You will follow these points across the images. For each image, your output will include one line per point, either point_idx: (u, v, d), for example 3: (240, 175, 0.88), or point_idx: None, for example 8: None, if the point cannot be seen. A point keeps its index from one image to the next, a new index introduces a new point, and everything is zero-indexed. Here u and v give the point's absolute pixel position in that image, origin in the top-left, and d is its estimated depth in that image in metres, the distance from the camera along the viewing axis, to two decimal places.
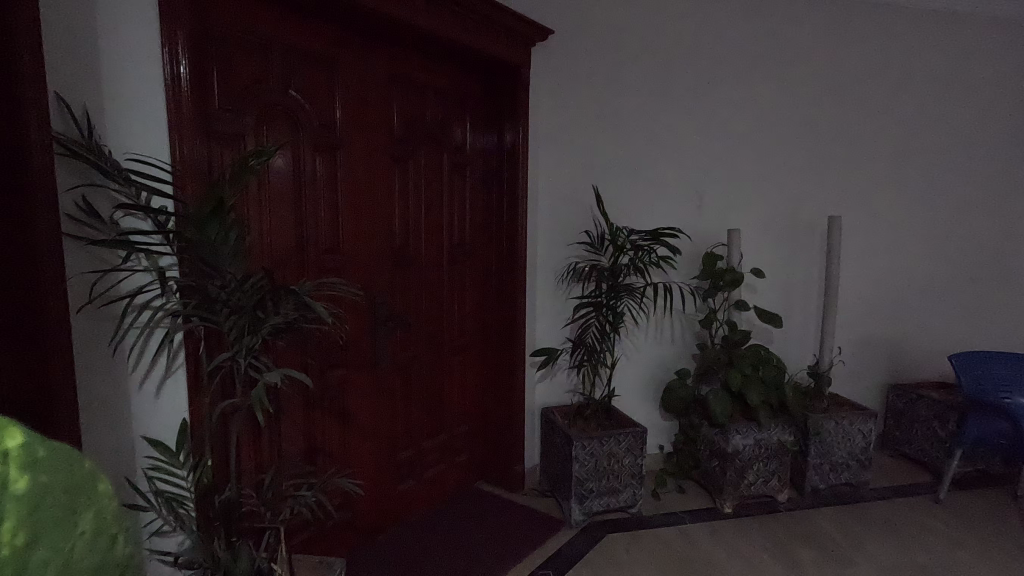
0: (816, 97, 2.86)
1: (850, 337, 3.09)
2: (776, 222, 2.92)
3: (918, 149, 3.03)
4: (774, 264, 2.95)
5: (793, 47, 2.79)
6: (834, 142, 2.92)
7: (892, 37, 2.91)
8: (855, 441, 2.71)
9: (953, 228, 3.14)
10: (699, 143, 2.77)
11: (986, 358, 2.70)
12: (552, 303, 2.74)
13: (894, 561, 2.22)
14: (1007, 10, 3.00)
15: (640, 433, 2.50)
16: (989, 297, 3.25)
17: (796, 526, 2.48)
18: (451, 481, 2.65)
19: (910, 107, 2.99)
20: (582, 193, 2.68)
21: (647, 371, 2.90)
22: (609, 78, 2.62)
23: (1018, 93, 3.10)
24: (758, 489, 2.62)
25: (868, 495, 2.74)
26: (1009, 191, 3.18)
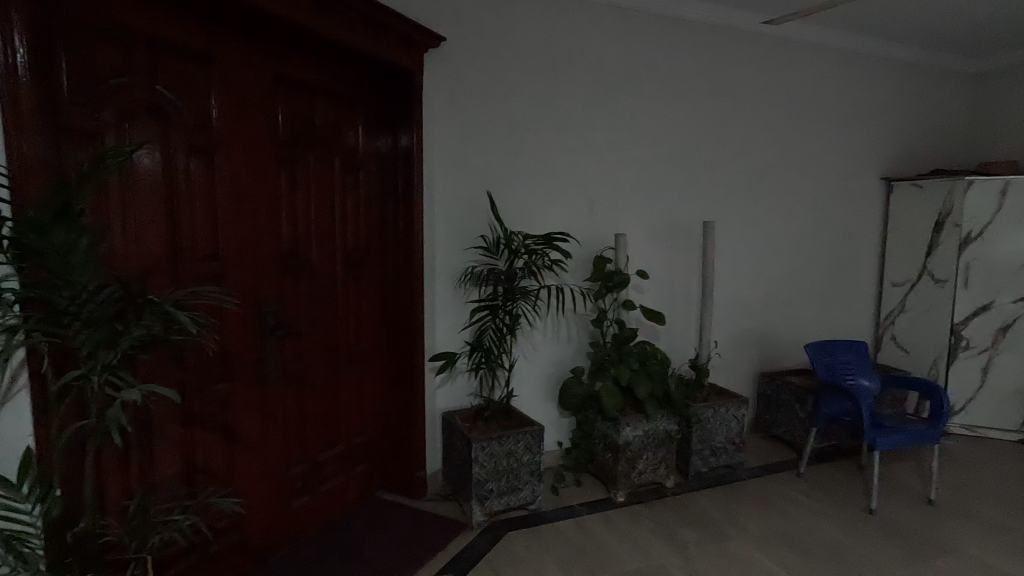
0: (693, 111, 3.12)
1: (725, 331, 3.39)
2: (660, 227, 3.14)
3: (779, 161, 3.39)
4: (657, 266, 3.17)
5: (672, 64, 3.03)
6: (709, 153, 3.20)
7: (755, 60, 3.23)
8: (731, 426, 2.97)
9: (808, 232, 3.55)
10: (587, 151, 2.92)
11: (835, 346, 3.08)
12: (452, 307, 2.75)
13: (760, 532, 2.47)
14: (845, 41, 3.44)
15: (537, 431, 2.58)
16: (837, 292, 3.71)
17: (680, 508, 2.68)
18: (350, 493, 2.57)
19: (771, 123, 3.33)
20: (477, 198, 2.72)
21: (545, 371, 3.00)
22: (503, 86, 2.69)
23: (854, 115, 3.57)
24: (648, 476, 2.79)
25: (743, 474, 3.02)
26: (851, 199, 3.66)
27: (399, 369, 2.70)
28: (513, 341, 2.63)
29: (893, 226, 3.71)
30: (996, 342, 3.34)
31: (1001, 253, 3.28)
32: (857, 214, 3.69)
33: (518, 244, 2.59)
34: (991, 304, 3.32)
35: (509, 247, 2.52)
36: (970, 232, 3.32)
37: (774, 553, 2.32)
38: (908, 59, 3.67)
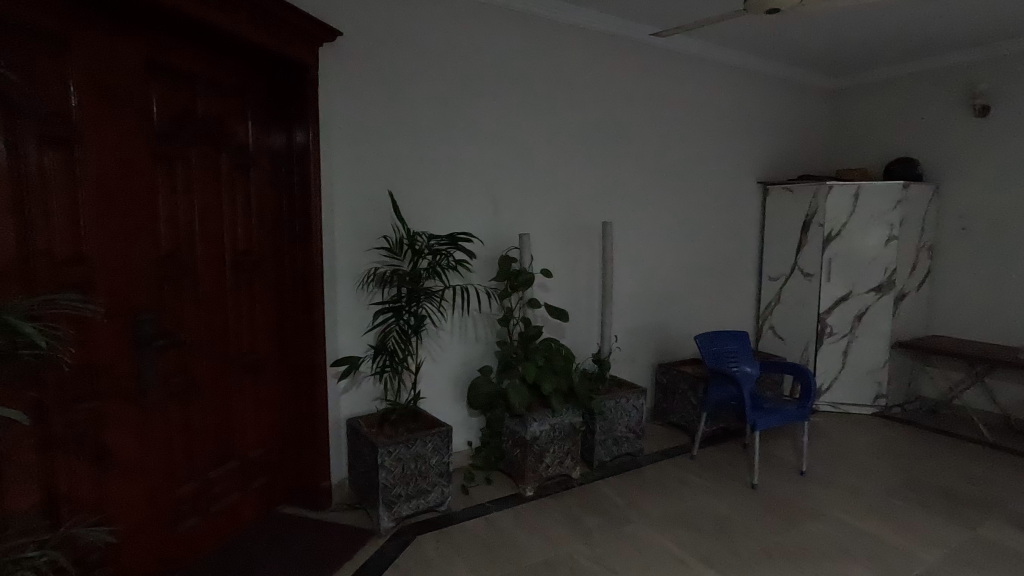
0: (591, 116, 3.26)
1: (625, 326, 3.56)
2: (562, 227, 3.24)
3: (670, 165, 3.63)
4: (561, 265, 3.27)
5: (570, 70, 3.15)
6: (607, 157, 3.35)
7: (645, 70, 3.43)
8: (631, 416, 3.13)
9: (697, 231, 3.82)
10: (490, 152, 2.95)
11: (721, 336, 3.34)
12: (354, 310, 2.66)
13: (658, 514, 2.63)
14: (725, 57, 3.75)
15: (446, 432, 2.57)
16: (723, 287, 4.03)
17: (586, 497, 2.78)
18: (246, 511, 2.42)
19: (662, 129, 3.55)
20: (378, 197, 2.66)
21: (452, 371, 3.00)
22: (403, 84, 2.66)
23: (734, 124, 3.89)
24: (555, 469, 2.87)
25: (643, 461, 3.19)
26: (733, 201, 3.99)
27: (299, 376, 2.58)
28: (418, 343, 2.59)
29: (769, 225, 4.09)
30: (853, 328, 3.79)
31: (855, 249, 3.73)
32: (738, 215, 4.03)
33: (422, 245, 2.56)
34: (848, 294, 3.76)
35: (412, 248, 2.49)
36: (831, 231, 3.73)
37: (671, 532, 2.47)
38: (778, 75, 4.07)
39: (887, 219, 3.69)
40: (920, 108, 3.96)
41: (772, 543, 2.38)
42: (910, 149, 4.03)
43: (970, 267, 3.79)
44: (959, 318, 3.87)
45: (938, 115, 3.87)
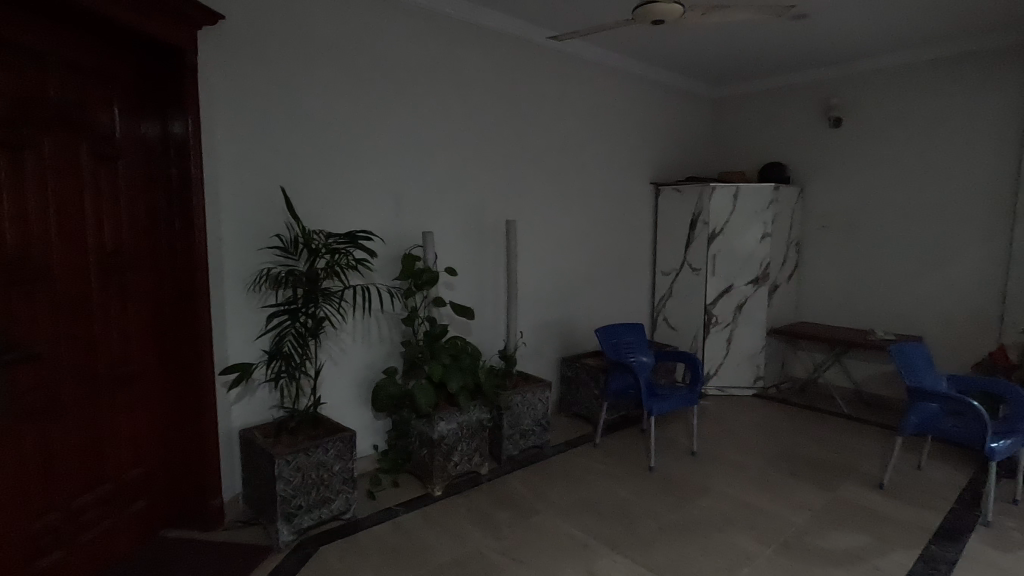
0: (492, 114, 3.29)
1: (530, 322, 3.64)
2: (466, 224, 3.25)
3: (569, 165, 3.76)
4: (466, 263, 3.28)
5: (471, 69, 3.16)
6: (509, 156, 3.41)
7: (544, 71, 3.53)
8: (537, 409, 3.21)
9: (596, 229, 3.99)
10: (390, 148, 2.89)
11: (619, 328, 3.52)
12: (245, 314, 2.50)
13: (563, 502, 2.71)
14: (619, 63, 3.94)
15: (349, 437, 2.49)
16: (622, 282, 4.25)
17: (494, 493, 2.81)
18: (124, 539, 2.19)
19: (561, 130, 3.67)
20: (270, 194, 2.51)
21: (355, 374, 2.90)
22: (296, 75, 2.53)
23: (628, 127, 4.11)
24: (463, 466, 2.88)
25: (549, 452, 3.28)
26: (629, 200, 4.21)
27: (183, 387, 2.37)
28: (317, 346, 2.48)
29: (661, 223, 4.36)
30: (735, 317, 4.14)
31: (736, 245, 4.07)
32: (634, 213, 4.26)
33: (319, 243, 2.45)
34: (731, 287, 4.10)
35: (308, 247, 2.38)
36: (715, 228, 4.05)
37: (576, 519, 2.57)
38: (666, 82, 4.35)
39: (761, 217, 4.07)
40: (786, 118, 4.41)
41: (668, 521, 2.54)
42: (779, 154, 4.48)
43: (829, 260, 4.28)
44: (821, 306, 4.36)
45: (802, 124, 4.32)
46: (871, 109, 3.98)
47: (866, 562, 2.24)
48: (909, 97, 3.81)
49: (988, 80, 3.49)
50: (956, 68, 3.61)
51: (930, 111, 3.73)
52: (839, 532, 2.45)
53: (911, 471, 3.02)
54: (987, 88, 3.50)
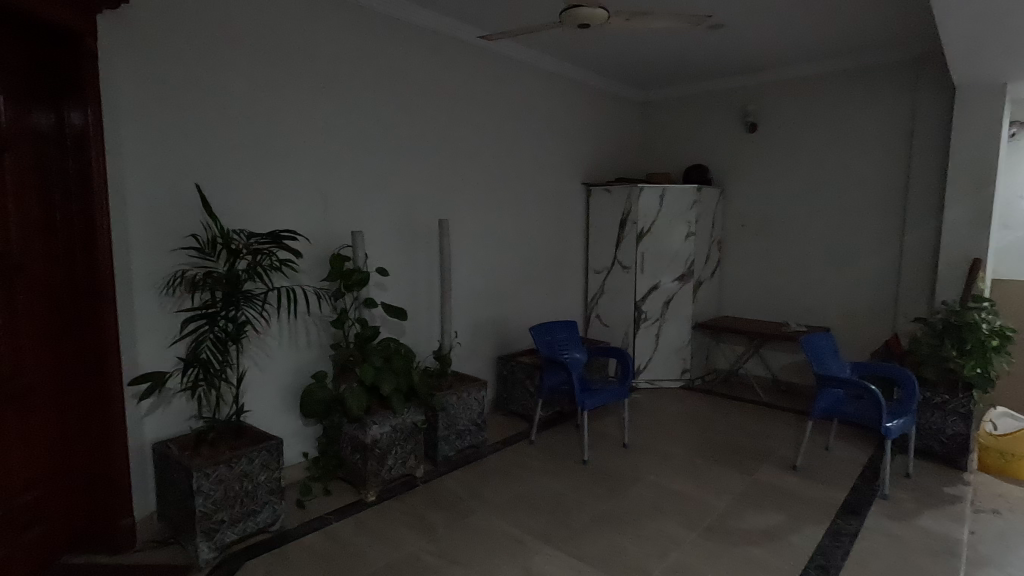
0: (423, 113, 3.25)
1: (465, 321, 3.64)
2: (398, 224, 3.20)
3: (502, 165, 3.78)
4: (398, 263, 3.22)
5: (401, 66, 3.11)
6: (441, 155, 3.38)
7: (476, 71, 3.53)
8: (473, 408, 3.21)
9: (530, 228, 4.04)
10: (317, 146, 2.79)
11: (553, 326, 3.58)
12: (158, 319, 2.34)
13: (499, 500, 2.73)
14: (549, 64, 4.01)
15: (275, 445, 2.39)
16: (555, 280, 4.32)
17: (430, 494, 2.79)
18: (18, 567, 1.99)
19: (493, 129, 3.68)
20: (184, 191, 2.36)
21: (282, 380, 2.79)
22: (211, 66, 2.40)
23: (559, 129, 4.18)
24: (398, 470, 2.83)
25: (486, 451, 3.29)
26: (561, 199, 4.28)
27: (87, 399, 2.19)
28: (239, 352, 2.36)
29: (593, 223, 4.47)
30: (663, 313, 4.31)
31: (663, 244, 4.24)
32: (567, 213, 4.35)
33: (239, 243, 2.33)
34: (658, 284, 4.27)
35: (227, 247, 2.26)
36: (643, 228, 4.20)
37: (511, 515, 2.59)
38: (596, 85, 4.46)
39: (685, 217, 4.26)
40: (707, 122, 4.63)
41: (600, 512, 2.62)
42: (702, 157, 4.70)
43: (747, 257, 4.54)
44: (741, 301, 4.61)
45: (721, 129, 4.57)
46: (782, 116, 4.26)
47: (780, 539, 2.40)
48: (815, 106, 4.10)
49: (882, 92, 3.82)
50: (854, 80, 3.93)
51: (833, 119, 4.04)
52: (756, 513, 2.60)
53: (820, 452, 3.25)
54: (880, 99, 3.84)
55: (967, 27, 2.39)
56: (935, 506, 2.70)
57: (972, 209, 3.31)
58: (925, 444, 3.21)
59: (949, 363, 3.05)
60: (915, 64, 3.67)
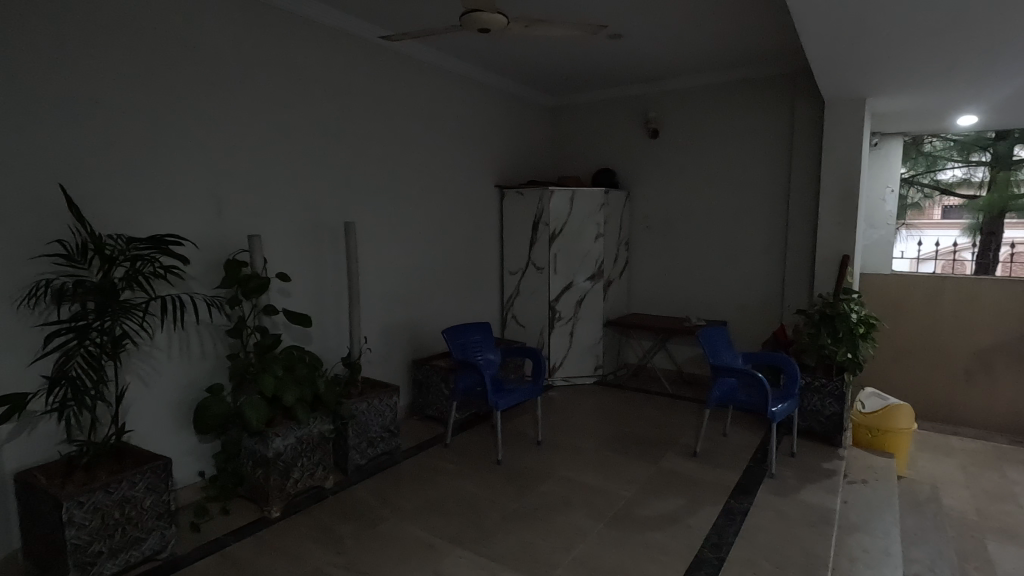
0: (323, 112, 3.15)
1: (375, 326, 3.56)
2: (300, 227, 3.08)
3: (412, 168, 3.75)
4: (301, 268, 3.10)
5: (299, 65, 3.00)
6: (346, 157, 3.30)
7: (380, 72, 3.47)
8: (385, 414, 3.14)
9: (442, 231, 4.02)
10: (205, 144, 2.63)
11: (466, 328, 3.60)
12: (16, 335, 2.10)
13: (411, 506, 2.69)
14: (457, 67, 4.01)
15: (162, 465, 2.22)
16: (469, 283, 4.33)
17: (338, 506, 2.70)
18: None
19: (400, 131, 3.64)
20: (45, 192, 2.14)
21: (171, 395, 2.60)
22: (77, 55, 2.19)
23: (469, 131, 4.20)
24: (304, 483, 2.72)
25: (399, 457, 3.24)
26: (473, 202, 4.30)
27: None
28: (116, 368, 2.17)
29: (506, 225, 4.54)
30: (576, 312, 4.44)
31: (573, 245, 4.36)
32: (479, 215, 4.38)
33: (114, 249, 2.16)
34: (570, 284, 4.39)
35: (100, 253, 2.08)
36: (554, 229, 4.30)
37: (423, 521, 2.56)
38: (504, 90, 4.53)
39: (594, 219, 4.41)
40: (613, 128, 4.83)
41: (511, 510, 2.65)
42: (608, 162, 4.90)
43: (652, 257, 4.78)
44: (648, 299, 4.85)
45: (625, 135, 4.78)
46: (679, 124, 4.52)
47: (679, 522, 2.54)
48: (708, 115, 4.39)
49: (764, 103, 4.16)
50: (741, 91, 4.24)
51: (723, 128, 4.33)
52: (658, 499, 2.74)
53: (717, 438, 3.49)
54: (762, 110, 4.17)
55: (826, 47, 2.65)
56: (815, 480, 2.97)
57: (841, 211, 3.67)
58: (807, 425, 3.51)
59: (825, 349, 3.37)
60: (791, 79, 4.03)
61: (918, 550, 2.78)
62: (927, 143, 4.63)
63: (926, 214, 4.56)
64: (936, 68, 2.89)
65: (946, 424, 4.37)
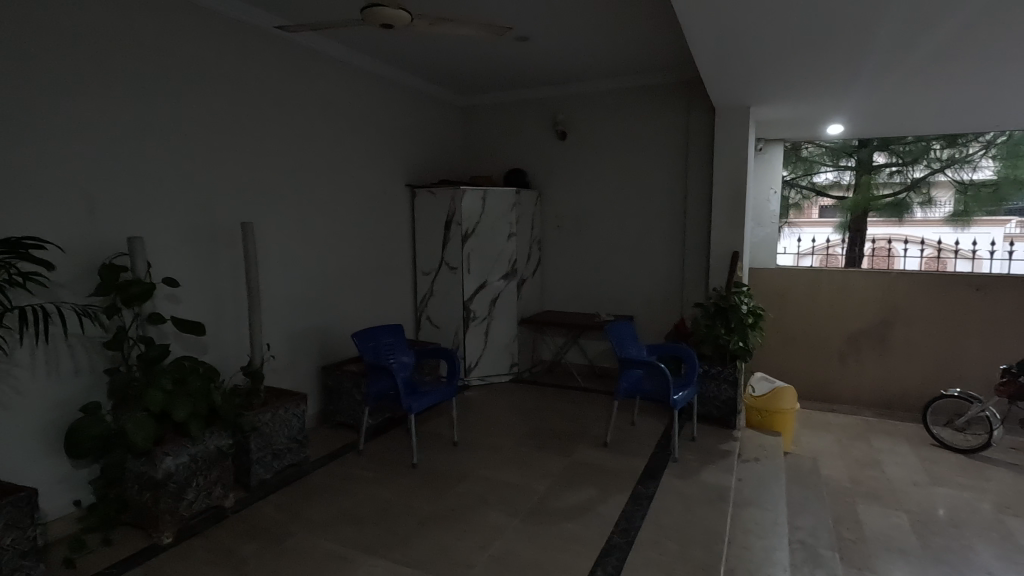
0: (214, 105, 2.93)
1: (279, 332, 3.38)
2: (191, 228, 2.86)
3: (317, 166, 3.59)
4: (192, 272, 2.88)
5: (186, 52, 2.78)
6: (243, 153, 3.10)
7: (278, 64, 3.29)
8: (291, 424, 2.99)
9: (350, 232, 3.89)
10: (73, 137, 2.36)
11: (375, 331, 3.49)
12: None
13: (321, 518, 2.58)
14: (362, 63, 3.89)
15: (26, 496, 1.97)
16: (380, 284, 4.22)
17: (240, 524, 2.53)
18: None
19: (301, 127, 3.47)
20: None
21: (37, 417, 2.31)
22: None
23: (377, 129, 4.09)
24: (200, 503, 2.52)
25: (308, 467, 3.09)
26: (383, 201, 4.20)
27: None
28: None
29: (418, 225, 4.47)
30: (490, 311, 4.45)
31: (487, 244, 4.38)
32: (390, 215, 4.28)
33: None
34: (484, 283, 4.39)
35: None
36: (467, 229, 4.28)
37: (334, 533, 2.46)
38: (413, 88, 4.46)
39: (506, 218, 4.45)
40: (523, 130, 4.91)
41: (427, 513, 2.61)
42: (519, 162, 4.97)
43: (563, 256, 4.91)
44: (560, 296, 4.98)
45: (534, 136, 4.87)
46: (586, 126, 4.68)
47: (591, 511, 2.62)
48: (612, 118, 4.57)
49: (663, 109, 4.39)
50: (641, 97, 4.46)
51: (627, 131, 4.53)
52: (571, 490, 2.82)
53: (626, 427, 3.65)
54: (661, 115, 4.40)
55: (714, 59, 2.85)
56: (713, 462, 3.18)
57: (732, 211, 3.96)
58: (706, 410, 3.77)
59: (720, 339, 3.63)
60: (686, 86, 4.28)
61: (802, 518, 3.06)
62: (804, 149, 5.10)
63: (805, 213, 5.05)
64: (808, 80, 3.18)
65: (823, 402, 4.85)
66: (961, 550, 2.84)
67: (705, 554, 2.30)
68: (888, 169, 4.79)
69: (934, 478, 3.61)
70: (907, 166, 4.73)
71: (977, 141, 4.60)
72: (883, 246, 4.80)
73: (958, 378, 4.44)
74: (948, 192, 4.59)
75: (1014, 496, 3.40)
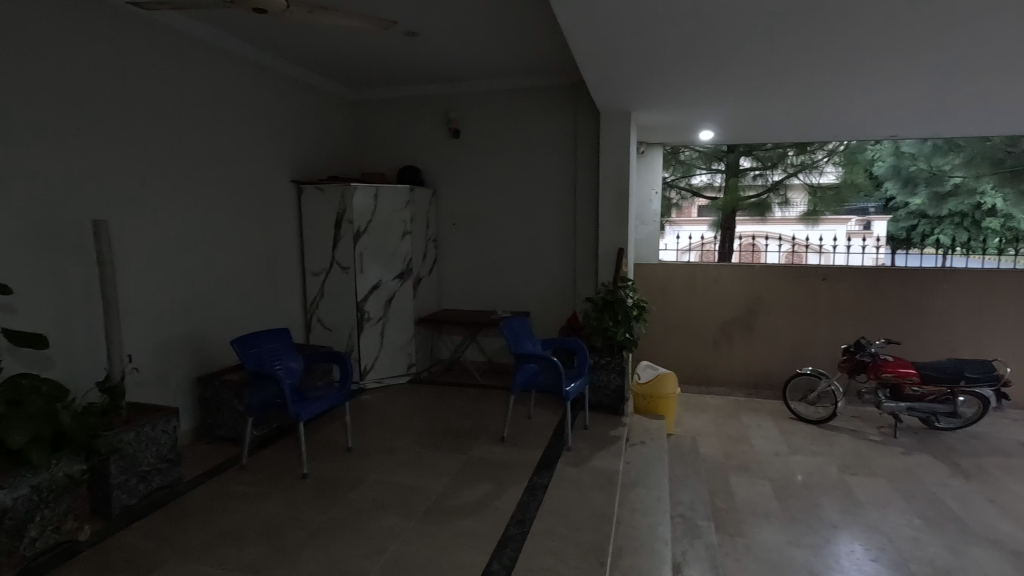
0: (55, 86, 2.58)
1: (144, 342, 3.06)
2: (27, 227, 2.49)
3: (187, 159, 3.30)
4: (31, 277, 2.52)
5: (18, 23, 2.42)
6: (95, 142, 2.77)
7: (136, 44, 2.97)
8: (160, 442, 2.72)
9: (227, 231, 3.61)
10: None
11: (257, 337, 3.25)
12: None
13: (196, 542, 2.37)
14: (237, 49, 3.63)
15: None
16: (264, 286, 3.96)
17: (98, 559, 2.26)
18: None
19: (166, 116, 3.16)
20: None
21: None
22: None
23: (256, 121, 3.83)
24: (47, 539, 2.22)
25: (182, 488, 2.83)
26: (265, 198, 3.94)
27: None
28: None
29: (306, 223, 4.25)
30: (386, 312, 4.34)
31: (380, 243, 4.26)
32: (273, 213, 4.03)
33: None
34: (379, 282, 4.28)
35: None
36: (358, 227, 4.13)
37: (213, 556, 2.27)
38: (296, 78, 4.23)
39: (400, 217, 4.37)
40: (415, 127, 4.84)
41: (317, 524, 2.50)
42: (411, 160, 4.90)
43: (459, 254, 4.91)
44: (457, 294, 4.98)
45: (427, 133, 4.82)
46: (478, 125, 4.71)
47: (488, 506, 2.66)
48: (504, 118, 4.65)
49: (552, 110, 4.54)
50: (531, 98, 4.57)
51: (517, 131, 4.63)
52: (468, 487, 2.84)
53: (523, 421, 3.73)
54: (550, 116, 4.54)
55: (596, 65, 2.99)
56: (603, 448, 3.34)
57: (616, 209, 4.18)
58: (598, 399, 3.96)
59: (608, 331, 3.82)
60: (573, 89, 4.46)
61: (682, 494, 3.32)
62: (683, 153, 5.54)
63: (684, 212, 5.54)
64: (680, 89, 3.44)
65: (702, 385, 5.29)
66: (812, 508, 3.23)
67: (595, 535, 2.42)
68: (751, 173, 5.31)
69: (792, 448, 4.08)
70: (767, 170, 5.27)
71: (822, 149, 5.21)
72: (748, 241, 5.31)
73: (810, 357, 5.03)
74: (802, 194, 5.16)
75: (854, 458, 3.92)
